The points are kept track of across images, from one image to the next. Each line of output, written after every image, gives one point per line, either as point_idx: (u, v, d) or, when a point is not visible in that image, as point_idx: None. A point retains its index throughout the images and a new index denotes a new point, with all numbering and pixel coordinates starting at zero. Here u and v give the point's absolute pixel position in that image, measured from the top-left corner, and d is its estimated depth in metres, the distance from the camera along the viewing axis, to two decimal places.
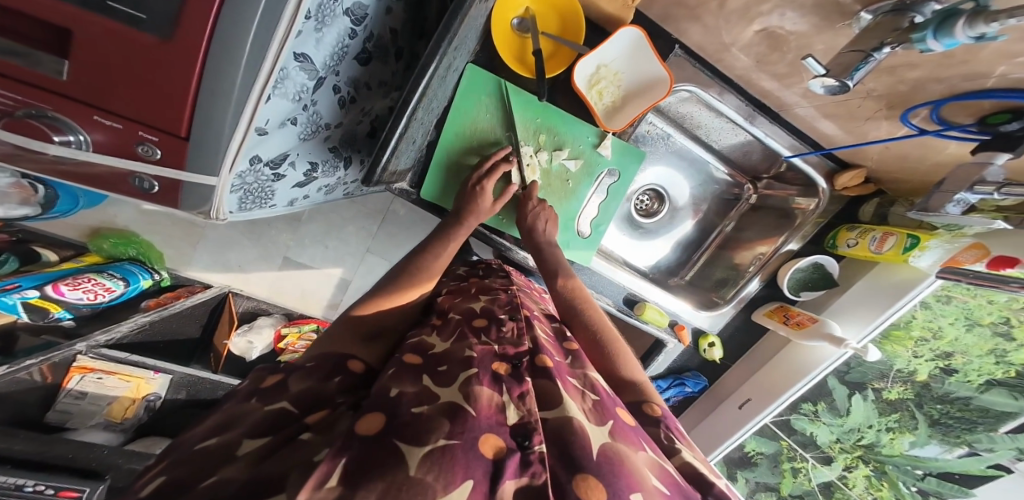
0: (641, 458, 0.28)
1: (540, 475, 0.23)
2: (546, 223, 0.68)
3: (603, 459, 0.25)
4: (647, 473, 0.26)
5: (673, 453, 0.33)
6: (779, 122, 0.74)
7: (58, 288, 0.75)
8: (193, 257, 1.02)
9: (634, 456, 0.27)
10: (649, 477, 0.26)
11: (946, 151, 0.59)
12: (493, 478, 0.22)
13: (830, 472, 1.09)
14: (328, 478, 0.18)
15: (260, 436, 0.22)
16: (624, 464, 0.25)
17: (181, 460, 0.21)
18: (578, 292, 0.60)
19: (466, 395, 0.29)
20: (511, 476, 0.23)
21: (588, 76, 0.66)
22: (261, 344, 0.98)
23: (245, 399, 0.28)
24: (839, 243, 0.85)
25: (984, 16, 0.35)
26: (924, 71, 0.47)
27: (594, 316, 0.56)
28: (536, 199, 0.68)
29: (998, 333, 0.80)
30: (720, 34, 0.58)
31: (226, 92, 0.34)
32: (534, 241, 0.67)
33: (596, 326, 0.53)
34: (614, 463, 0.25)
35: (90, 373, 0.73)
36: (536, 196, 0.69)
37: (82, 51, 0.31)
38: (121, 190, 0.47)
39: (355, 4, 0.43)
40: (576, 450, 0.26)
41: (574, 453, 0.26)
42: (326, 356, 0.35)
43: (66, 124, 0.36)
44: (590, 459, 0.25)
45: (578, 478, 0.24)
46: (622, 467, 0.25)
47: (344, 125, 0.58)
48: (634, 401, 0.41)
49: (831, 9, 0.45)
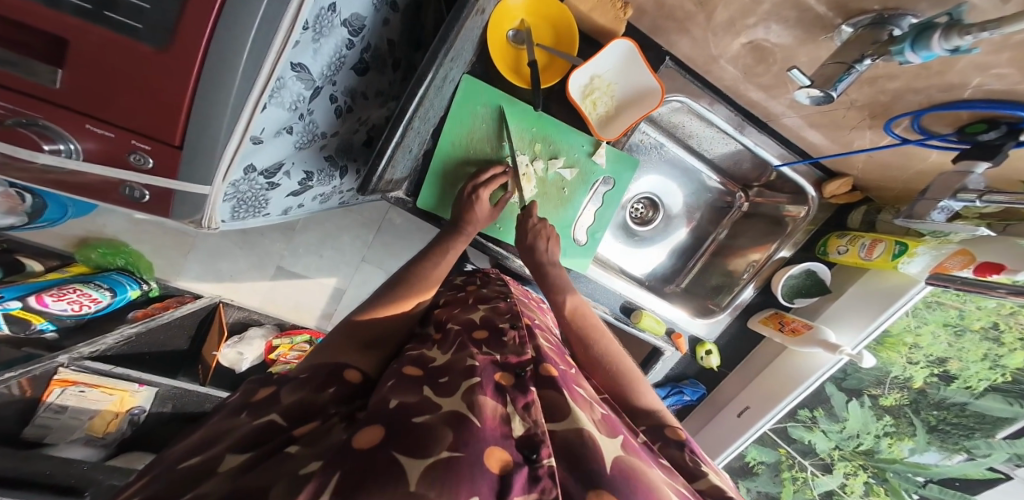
0: (655, 474, 0.27)
1: (549, 490, 0.23)
2: (547, 241, 0.65)
3: (617, 474, 0.25)
4: (665, 488, 0.26)
5: (696, 476, 0.33)
6: (766, 131, 0.76)
7: (42, 299, 0.74)
8: (183, 266, 1.01)
9: (649, 472, 0.27)
10: (668, 495, 0.25)
11: (929, 159, 0.60)
12: (501, 494, 0.22)
13: (831, 481, 1.09)
14: (321, 491, 0.18)
15: (245, 451, 0.22)
16: (638, 480, 0.25)
17: (164, 476, 0.20)
18: (576, 315, 0.58)
19: (470, 405, 0.29)
20: (519, 491, 0.23)
21: (583, 87, 0.67)
22: (251, 355, 0.96)
23: (236, 413, 0.27)
24: (829, 250, 0.86)
25: (958, 30, 0.35)
26: (902, 82, 0.49)
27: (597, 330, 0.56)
28: (536, 218, 0.66)
29: (989, 338, 0.81)
30: (708, 46, 0.60)
31: (223, 102, 0.34)
32: (535, 258, 0.64)
33: (599, 349, 0.53)
34: (630, 478, 0.25)
35: (73, 386, 0.70)
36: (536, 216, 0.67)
37: (77, 61, 0.31)
38: (110, 199, 0.46)
39: (353, 15, 0.43)
40: (591, 465, 0.26)
41: (587, 468, 0.26)
42: (321, 365, 0.35)
43: (57, 133, 0.36)
44: (604, 473, 0.25)
45: (594, 494, 0.23)
46: (636, 481, 0.25)
47: (340, 135, 0.58)
48: (657, 426, 0.41)
49: (812, 23, 0.46)
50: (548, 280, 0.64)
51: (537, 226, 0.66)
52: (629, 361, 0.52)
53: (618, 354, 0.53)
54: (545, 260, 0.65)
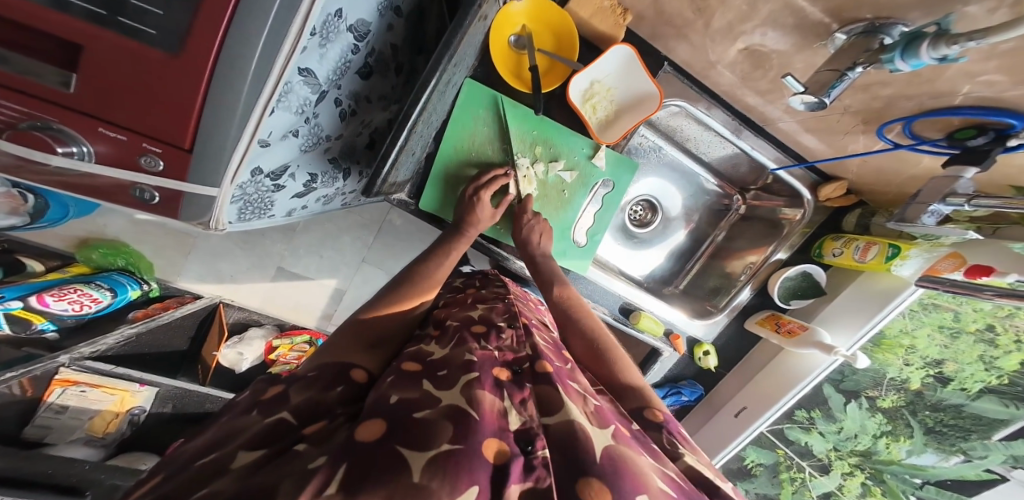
0: (644, 462, 0.28)
1: (544, 479, 0.24)
2: (541, 236, 0.68)
3: (606, 461, 0.26)
4: (652, 475, 0.27)
5: (675, 456, 0.34)
6: (763, 135, 0.77)
7: (43, 299, 0.74)
8: (184, 267, 1.01)
9: (639, 460, 0.28)
10: (655, 480, 0.26)
11: (920, 164, 0.62)
12: (498, 483, 0.23)
13: (828, 482, 1.11)
14: (326, 485, 0.19)
15: (256, 448, 0.23)
16: (627, 467, 0.26)
17: (178, 474, 0.21)
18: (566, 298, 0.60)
19: (469, 400, 0.30)
20: (516, 480, 0.23)
21: (583, 91, 0.68)
22: (251, 356, 0.97)
23: (246, 412, 0.28)
24: (825, 252, 0.87)
25: (947, 39, 0.37)
26: (895, 89, 0.50)
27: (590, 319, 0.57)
28: (530, 212, 0.69)
29: (983, 340, 0.82)
30: (706, 52, 0.61)
31: (231, 106, 0.35)
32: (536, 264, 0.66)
33: (586, 328, 0.54)
34: (618, 464, 0.26)
35: (74, 385, 0.71)
36: (530, 209, 0.70)
37: (91, 66, 0.31)
38: (119, 200, 0.47)
39: (358, 20, 0.44)
40: (582, 455, 0.26)
41: (578, 456, 0.26)
42: (327, 365, 0.36)
43: (70, 136, 0.36)
44: (595, 461, 0.26)
45: (582, 484, 0.24)
46: (627, 468, 0.26)
47: (344, 137, 0.59)
48: (635, 407, 0.42)
49: (808, 29, 0.47)
50: (541, 272, 0.66)
51: (530, 222, 0.68)
52: (616, 345, 0.52)
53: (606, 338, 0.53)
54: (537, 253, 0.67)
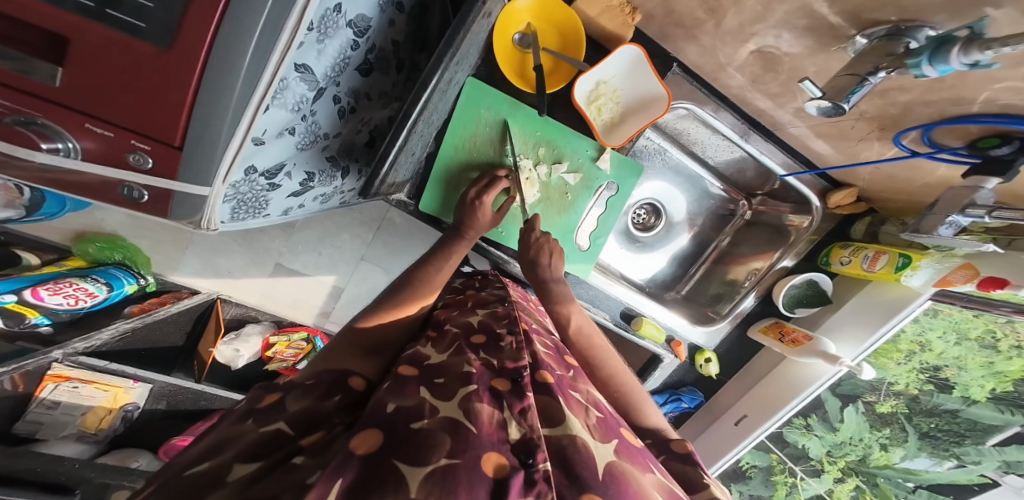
0: (647, 479, 0.27)
1: (546, 494, 0.22)
2: (551, 256, 0.64)
3: (609, 479, 0.25)
4: (655, 494, 0.26)
5: (698, 490, 0.33)
6: (772, 139, 0.75)
7: (37, 293, 0.73)
8: (182, 261, 0.99)
9: (641, 477, 0.27)
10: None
11: (936, 173, 0.61)
12: (498, 497, 0.22)
13: (819, 485, 1.12)
14: (325, 496, 0.17)
15: (252, 460, 0.21)
16: (628, 486, 0.25)
17: (169, 483, 0.19)
18: (581, 335, 0.58)
19: (466, 412, 0.29)
20: (517, 495, 0.22)
21: (588, 93, 0.66)
22: (248, 352, 0.96)
23: (241, 420, 0.26)
24: (832, 260, 0.85)
25: (978, 43, 0.35)
26: (914, 95, 0.48)
27: (604, 353, 0.56)
28: (540, 231, 0.65)
29: (986, 346, 0.79)
30: (717, 54, 0.60)
31: (224, 103, 0.34)
32: (537, 275, 0.63)
33: (605, 372, 0.52)
34: (620, 482, 0.25)
35: (66, 382, 0.70)
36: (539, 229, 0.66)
37: (79, 58, 0.30)
38: (108, 198, 0.46)
39: (358, 15, 0.43)
40: (582, 470, 0.25)
41: (578, 472, 0.25)
42: (325, 372, 0.34)
43: (56, 131, 0.35)
44: (596, 478, 0.25)
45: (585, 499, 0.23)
46: (629, 489, 0.25)
47: (342, 136, 0.58)
48: (662, 440, 0.42)
49: (825, 32, 0.46)
50: (552, 298, 0.63)
51: (540, 240, 0.65)
52: (632, 379, 0.53)
53: (620, 372, 0.53)
54: (548, 276, 0.64)
